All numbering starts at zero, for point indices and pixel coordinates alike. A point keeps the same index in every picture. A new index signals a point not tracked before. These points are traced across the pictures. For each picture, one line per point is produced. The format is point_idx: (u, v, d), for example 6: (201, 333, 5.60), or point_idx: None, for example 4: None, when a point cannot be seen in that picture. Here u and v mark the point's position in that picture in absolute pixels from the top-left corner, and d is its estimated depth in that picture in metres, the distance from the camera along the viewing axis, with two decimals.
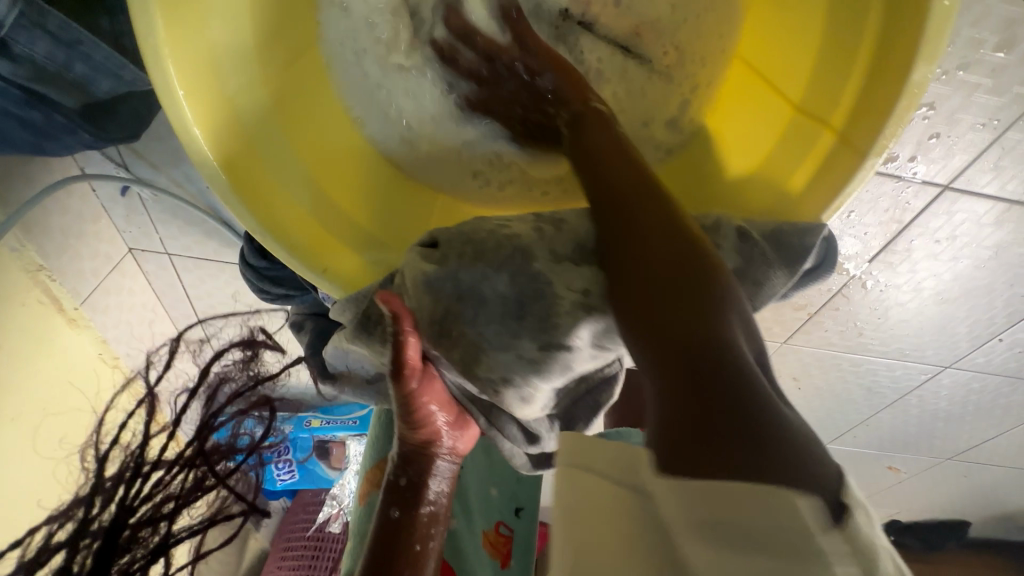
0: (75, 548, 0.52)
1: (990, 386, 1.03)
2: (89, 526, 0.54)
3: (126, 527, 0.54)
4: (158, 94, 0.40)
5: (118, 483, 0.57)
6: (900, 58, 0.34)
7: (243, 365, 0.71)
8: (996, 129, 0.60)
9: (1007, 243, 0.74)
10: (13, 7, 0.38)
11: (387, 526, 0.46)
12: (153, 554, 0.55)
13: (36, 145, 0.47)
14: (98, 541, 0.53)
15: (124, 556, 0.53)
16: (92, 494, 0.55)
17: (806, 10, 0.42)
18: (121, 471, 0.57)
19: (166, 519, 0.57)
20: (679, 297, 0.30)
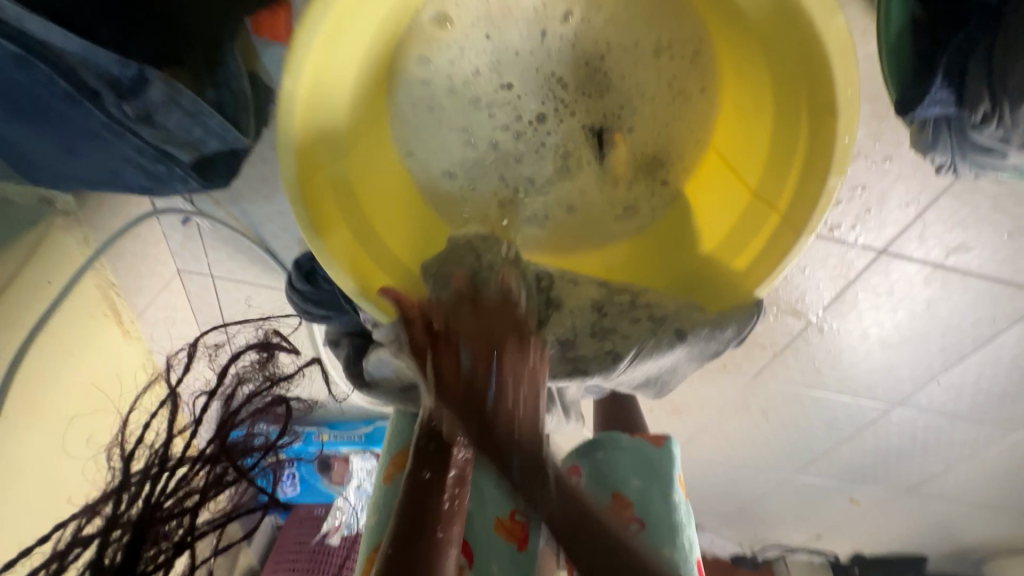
0: (103, 544, 0.43)
1: (934, 424, 1.17)
2: (118, 519, 0.45)
3: (152, 522, 0.46)
4: (279, 148, 0.49)
5: (142, 480, 0.48)
6: (821, 166, 0.47)
7: (259, 365, 0.61)
8: (917, 207, 0.75)
9: (935, 299, 0.88)
10: (163, 88, 0.50)
11: (418, 483, 0.50)
12: (178, 547, 0.46)
13: (150, 188, 0.58)
14: (127, 536, 0.44)
15: (149, 548, 0.45)
16: (119, 486, 0.47)
17: (753, 120, 0.55)
18: (145, 467, 0.48)
19: (189, 514, 0.48)
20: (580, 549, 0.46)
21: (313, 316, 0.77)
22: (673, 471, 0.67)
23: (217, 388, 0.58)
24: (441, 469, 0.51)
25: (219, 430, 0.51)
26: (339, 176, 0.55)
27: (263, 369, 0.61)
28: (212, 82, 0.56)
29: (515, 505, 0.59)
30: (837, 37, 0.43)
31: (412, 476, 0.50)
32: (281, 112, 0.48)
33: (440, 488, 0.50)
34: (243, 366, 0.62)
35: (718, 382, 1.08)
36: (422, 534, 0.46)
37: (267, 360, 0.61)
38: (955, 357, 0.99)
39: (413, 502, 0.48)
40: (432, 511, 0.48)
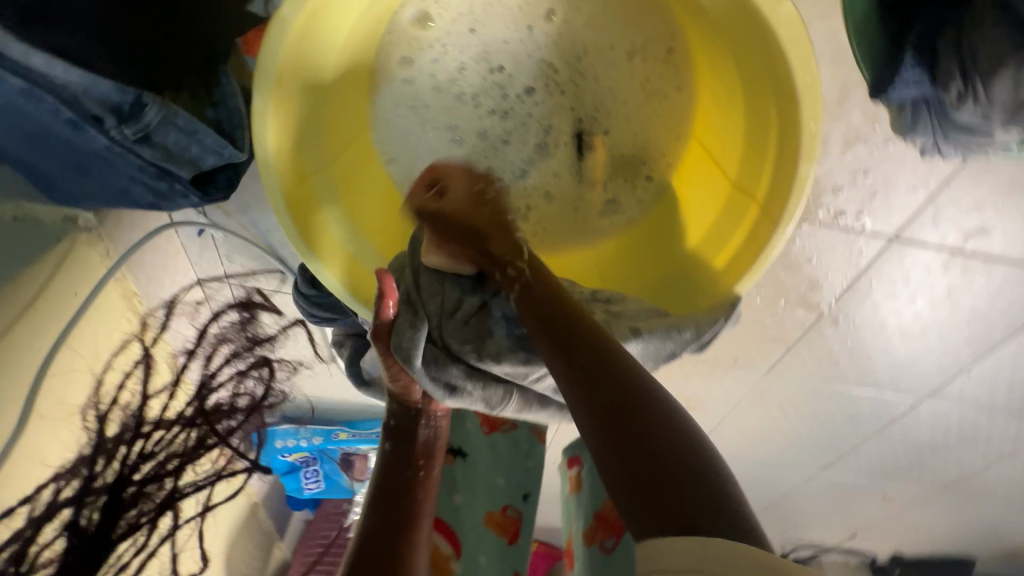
0: (82, 503, 0.50)
1: (969, 418, 1.10)
2: (96, 483, 0.51)
3: (132, 484, 0.52)
4: (258, 159, 0.51)
5: (121, 442, 0.54)
6: (792, 154, 0.47)
7: (239, 330, 0.66)
8: (927, 190, 0.72)
9: (956, 287, 0.84)
10: (159, 110, 0.53)
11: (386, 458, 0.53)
12: (160, 508, 0.52)
13: (155, 204, 0.62)
14: (104, 497, 0.51)
15: (131, 511, 0.51)
16: (97, 451, 0.53)
17: (730, 110, 0.54)
18: (123, 432, 0.54)
19: (171, 475, 0.54)
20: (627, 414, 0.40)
21: (317, 318, 0.80)
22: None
23: (195, 354, 0.63)
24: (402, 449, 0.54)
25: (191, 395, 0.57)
26: (322, 186, 0.57)
27: (240, 333, 0.66)
28: (210, 101, 0.61)
29: (506, 500, 0.62)
30: (785, 24, 0.43)
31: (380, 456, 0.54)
32: (257, 124, 0.49)
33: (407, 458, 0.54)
34: (219, 332, 0.66)
35: (731, 376, 1.05)
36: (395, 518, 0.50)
37: (245, 325, 0.66)
38: (986, 347, 0.94)
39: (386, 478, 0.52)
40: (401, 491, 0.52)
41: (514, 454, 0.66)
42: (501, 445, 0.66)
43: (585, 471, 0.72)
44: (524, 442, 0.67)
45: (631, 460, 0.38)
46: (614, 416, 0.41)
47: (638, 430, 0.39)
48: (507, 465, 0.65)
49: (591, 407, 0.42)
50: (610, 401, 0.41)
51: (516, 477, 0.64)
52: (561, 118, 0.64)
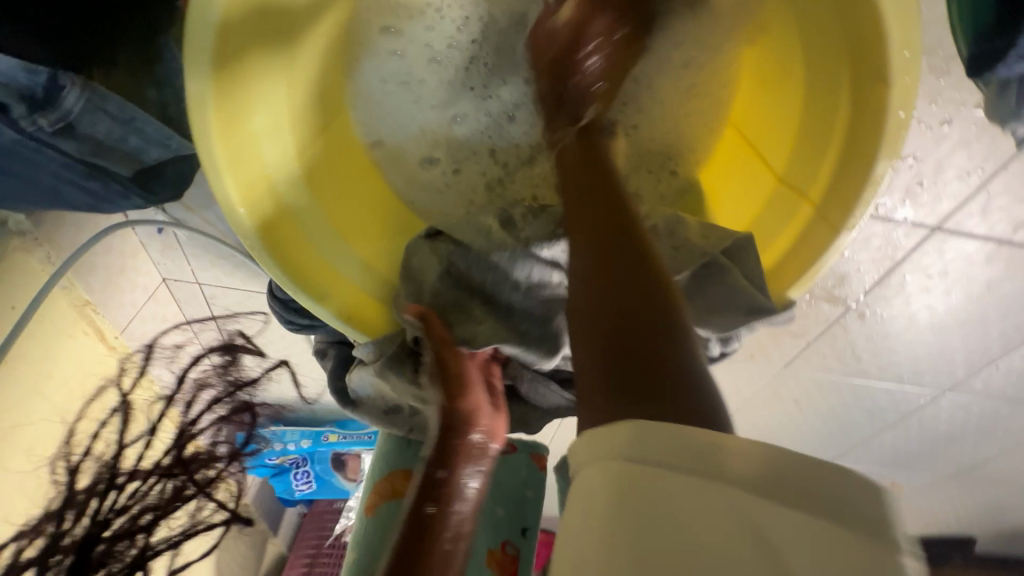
0: (44, 567, 0.40)
1: (990, 409, 1.06)
2: (61, 541, 0.42)
3: (100, 542, 0.42)
4: (202, 158, 0.41)
5: (91, 496, 0.44)
6: (865, 147, 0.39)
7: (223, 368, 0.56)
8: (981, 176, 0.63)
9: (998, 279, 0.77)
10: (81, 94, 0.44)
11: (419, 519, 0.45)
12: (130, 568, 0.42)
13: (92, 206, 0.53)
14: (71, 557, 0.41)
15: (97, 574, 0.41)
16: (63, 506, 0.43)
17: (785, 92, 0.46)
18: (92, 484, 0.45)
19: (144, 532, 0.44)
20: (613, 279, 0.37)
21: (297, 326, 0.71)
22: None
23: (177, 395, 0.53)
24: (443, 501, 0.47)
25: (174, 440, 0.47)
26: (289, 187, 0.48)
27: (226, 372, 0.56)
28: (152, 81, 0.51)
29: (507, 535, 0.57)
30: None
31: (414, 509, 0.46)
32: (198, 114, 0.39)
33: (440, 525, 0.46)
34: (205, 369, 0.56)
35: (745, 372, 0.99)
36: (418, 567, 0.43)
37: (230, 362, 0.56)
38: (1019, 340, 0.87)
39: (413, 531, 0.45)
40: (430, 547, 0.44)
41: (512, 479, 0.61)
42: (501, 470, 0.61)
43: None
44: (523, 467, 0.62)
45: (607, 335, 0.35)
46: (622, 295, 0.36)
47: (636, 313, 0.35)
48: (506, 494, 0.60)
49: (601, 275, 0.38)
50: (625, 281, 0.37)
51: (515, 508, 0.59)
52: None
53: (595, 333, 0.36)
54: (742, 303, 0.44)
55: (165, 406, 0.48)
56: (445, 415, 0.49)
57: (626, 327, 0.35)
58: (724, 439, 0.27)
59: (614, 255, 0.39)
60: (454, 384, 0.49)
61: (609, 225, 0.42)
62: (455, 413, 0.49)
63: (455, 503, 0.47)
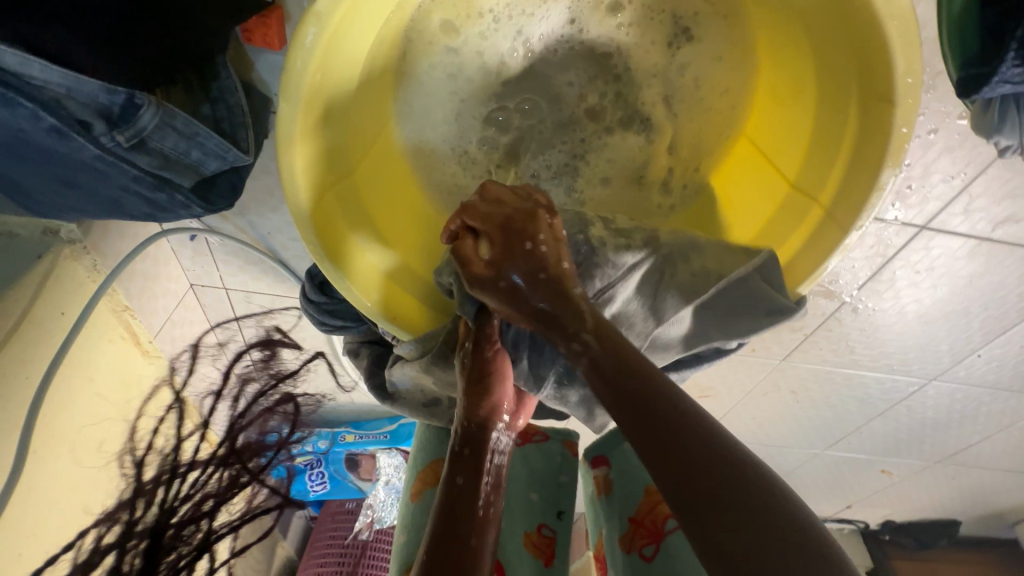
0: (123, 550, 0.48)
1: (973, 395, 1.13)
2: (135, 526, 0.49)
3: (169, 527, 0.50)
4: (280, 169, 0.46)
5: (157, 485, 0.52)
6: (871, 159, 0.45)
7: (262, 364, 0.66)
8: (963, 180, 0.70)
9: (979, 273, 0.83)
10: (153, 113, 0.47)
11: (453, 488, 0.49)
12: (198, 550, 0.50)
13: (150, 215, 0.56)
14: (145, 541, 0.49)
15: (169, 554, 0.49)
16: (136, 495, 0.51)
17: (796, 108, 0.51)
18: (158, 474, 0.53)
19: (207, 516, 0.52)
20: (725, 519, 0.33)
21: (329, 327, 0.75)
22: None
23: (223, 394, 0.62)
24: (473, 473, 0.50)
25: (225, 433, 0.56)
26: (344, 197, 0.52)
27: (265, 368, 0.66)
28: (206, 98, 0.54)
29: (543, 519, 0.61)
30: (900, 18, 0.39)
31: (447, 484, 0.50)
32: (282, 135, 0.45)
33: (474, 493, 0.49)
34: (246, 366, 0.66)
35: (746, 364, 1.04)
36: (463, 540, 0.46)
37: (267, 360, 0.66)
38: (998, 330, 0.94)
39: (449, 507, 0.48)
40: (470, 515, 0.47)
41: (546, 466, 0.65)
42: (534, 458, 0.66)
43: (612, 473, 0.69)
44: (557, 455, 0.66)
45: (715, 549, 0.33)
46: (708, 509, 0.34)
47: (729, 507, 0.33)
48: (539, 480, 0.64)
49: (705, 513, 0.34)
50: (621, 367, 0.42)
51: (549, 493, 0.63)
52: (601, 100, 0.60)
53: None
54: (761, 304, 0.49)
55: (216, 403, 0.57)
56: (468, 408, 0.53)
57: None
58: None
59: (699, 496, 0.35)
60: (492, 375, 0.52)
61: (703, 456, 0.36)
62: (474, 407, 0.53)
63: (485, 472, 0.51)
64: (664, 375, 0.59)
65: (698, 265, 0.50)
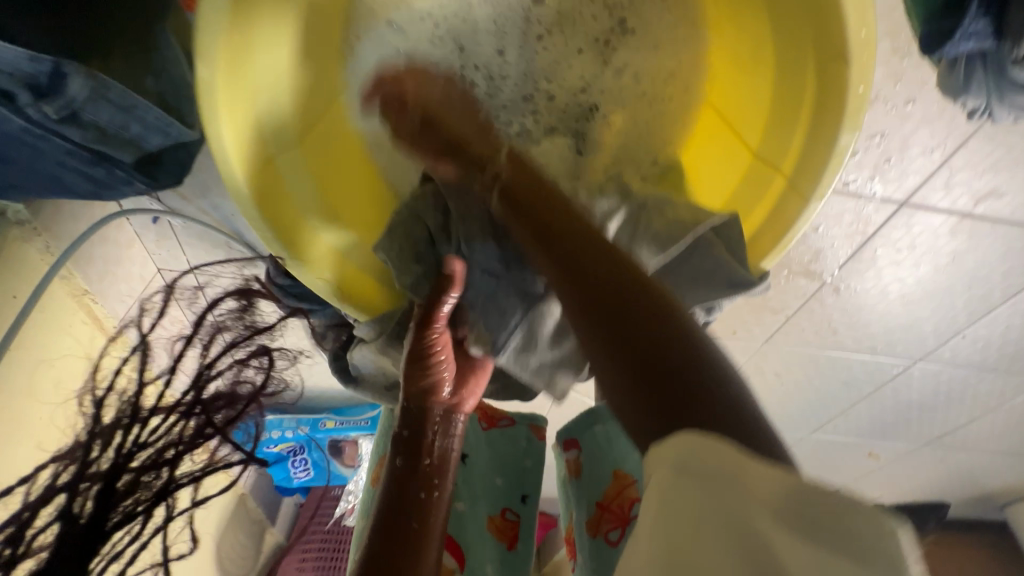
0: (74, 493, 0.41)
1: (958, 377, 1.11)
2: (89, 468, 0.43)
3: (127, 471, 0.43)
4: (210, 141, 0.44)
5: (115, 429, 0.45)
6: (829, 124, 0.43)
7: (238, 313, 0.58)
8: (943, 153, 0.68)
9: (961, 251, 0.81)
10: (84, 83, 0.45)
11: (396, 473, 0.49)
12: (157, 499, 0.44)
13: (95, 193, 0.54)
14: (99, 484, 0.42)
15: (125, 501, 0.43)
16: (89, 436, 0.44)
17: (756, 75, 0.49)
18: (117, 417, 0.45)
19: (168, 465, 0.45)
20: (614, 321, 0.36)
21: (295, 310, 0.73)
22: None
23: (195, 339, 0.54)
24: (413, 455, 0.50)
25: (193, 381, 0.48)
26: (289, 172, 0.50)
27: (242, 317, 0.58)
28: (149, 70, 0.51)
29: (505, 504, 0.60)
30: None
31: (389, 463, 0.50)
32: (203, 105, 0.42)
33: (416, 476, 0.49)
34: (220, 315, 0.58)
35: (728, 347, 1.03)
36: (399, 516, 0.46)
37: (246, 308, 0.57)
38: (982, 309, 0.93)
39: (396, 488, 0.48)
40: (410, 493, 0.48)
41: (512, 450, 0.64)
42: (498, 443, 0.64)
43: (583, 456, 0.67)
44: (523, 438, 0.65)
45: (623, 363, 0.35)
46: (634, 331, 0.35)
47: (622, 316, 0.36)
48: (503, 464, 0.63)
49: (625, 357, 0.35)
50: (612, 297, 0.37)
51: (514, 476, 0.63)
52: None
53: (620, 376, 0.35)
54: (720, 274, 0.47)
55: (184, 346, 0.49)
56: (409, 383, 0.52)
57: (651, 372, 0.33)
58: (742, 467, 0.26)
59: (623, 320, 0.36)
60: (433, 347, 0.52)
61: (637, 318, 0.36)
62: (416, 378, 0.52)
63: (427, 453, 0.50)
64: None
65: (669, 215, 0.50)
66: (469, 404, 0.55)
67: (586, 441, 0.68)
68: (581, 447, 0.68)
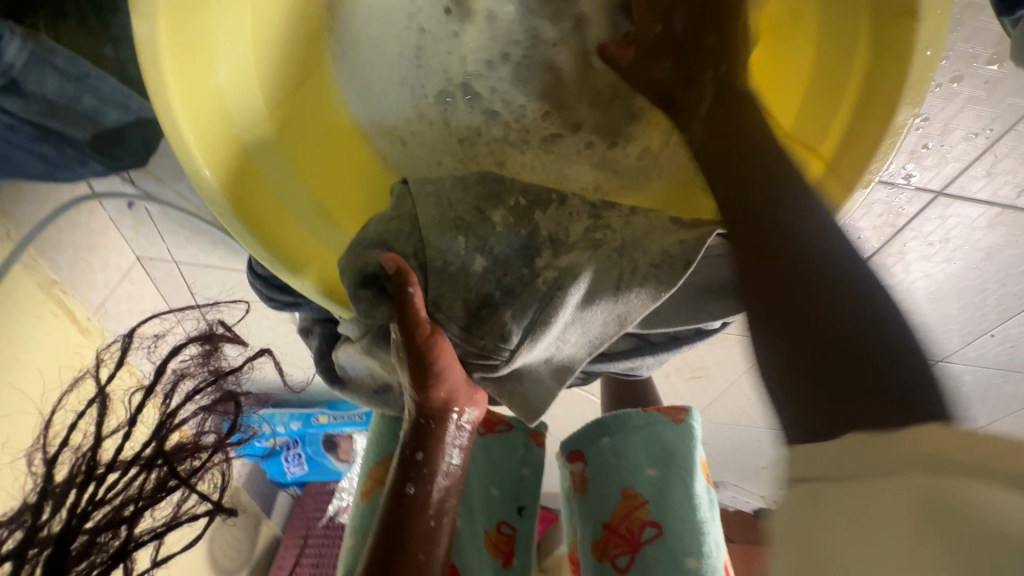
0: (20, 562, 0.41)
1: (982, 378, 1.06)
2: (38, 534, 0.42)
3: (81, 534, 0.43)
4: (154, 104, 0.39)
5: (70, 488, 0.45)
6: (886, 98, 0.38)
7: (202, 358, 0.56)
8: (989, 137, 0.61)
9: (998, 245, 0.75)
10: (24, 48, 0.39)
11: (402, 496, 0.42)
12: (114, 559, 0.44)
13: (49, 174, 0.49)
14: (48, 550, 0.42)
15: (80, 564, 0.42)
16: (39, 498, 0.44)
17: (797, 46, 0.44)
18: (71, 474, 0.45)
19: (127, 523, 0.45)
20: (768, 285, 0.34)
21: (280, 304, 0.68)
22: (690, 453, 0.62)
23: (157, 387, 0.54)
24: (427, 478, 0.43)
25: (155, 431, 0.48)
26: (258, 154, 0.45)
27: (206, 362, 0.56)
28: (108, 35, 0.46)
29: (501, 516, 0.56)
30: None
31: (395, 491, 0.43)
32: (144, 50, 0.37)
33: (424, 501, 0.43)
34: (183, 360, 0.56)
35: (740, 344, 0.98)
36: (400, 558, 0.40)
37: (210, 353, 0.56)
38: (1015, 308, 0.87)
39: (398, 516, 0.42)
40: (415, 528, 0.42)
41: (508, 459, 0.59)
42: (495, 449, 0.59)
43: (589, 470, 0.63)
44: (520, 447, 0.60)
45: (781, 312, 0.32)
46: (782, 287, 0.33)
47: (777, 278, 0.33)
48: (502, 472, 0.58)
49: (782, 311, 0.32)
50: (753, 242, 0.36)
51: (511, 487, 0.58)
52: None
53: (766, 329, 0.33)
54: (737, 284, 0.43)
55: (144, 398, 0.49)
56: (423, 398, 0.44)
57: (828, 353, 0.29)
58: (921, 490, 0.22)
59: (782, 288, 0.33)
60: (432, 363, 0.42)
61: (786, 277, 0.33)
62: (428, 396, 0.44)
63: (438, 477, 0.44)
64: (640, 359, 0.52)
65: (656, 253, 0.40)
66: (475, 417, 0.48)
67: (593, 455, 0.63)
68: (588, 460, 0.64)
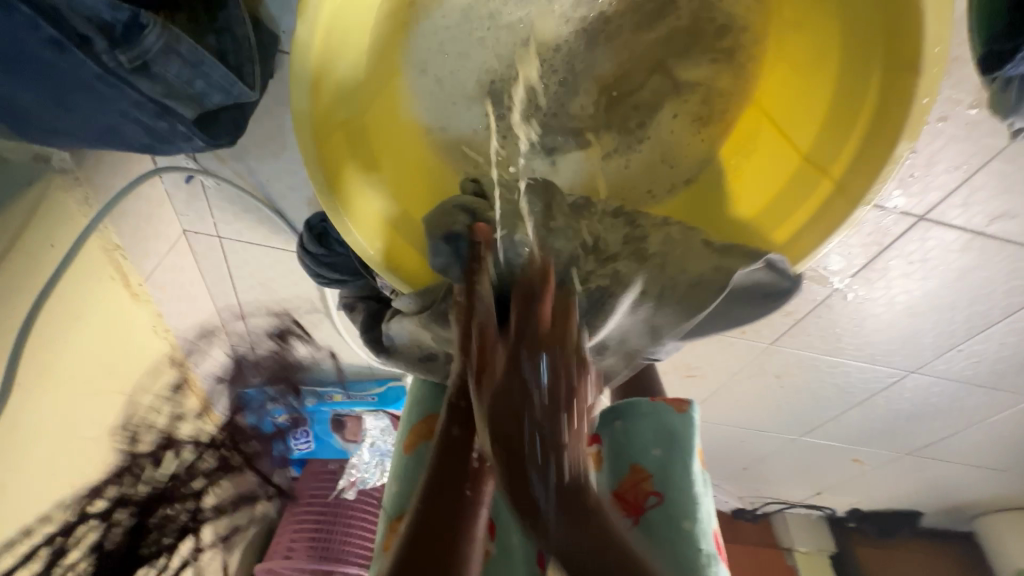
0: (114, 522, 0.50)
1: (949, 390, 1.16)
2: (127, 501, 0.52)
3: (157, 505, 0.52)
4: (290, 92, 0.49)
5: (152, 466, 0.55)
6: (888, 135, 0.47)
7: (262, 362, 0.73)
8: (966, 171, 0.70)
9: (969, 268, 0.85)
10: (159, 35, 0.45)
11: (448, 443, 0.47)
12: (182, 532, 0.51)
13: (148, 146, 0.54)
14: (133, 517, 0.50)
15: (155, 530, 0.50)
16: (128, 469, 0.55)
17: (816, 84, 0.52)
18: (152, 456, 0.55)
19: (192, 499, 0.53)
20: None
21: (327, 280, 0.74)
22: (692, 440, 0.61)
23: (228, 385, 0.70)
24: (470, 429, 0.48)
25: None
26: (354, 143, 0.55)
27: (265, 365, 0.73)
28: (212, 28, 0.50)
29: None
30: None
31: (443, 433, 0.49)
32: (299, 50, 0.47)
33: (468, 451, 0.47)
34: (250, 364, 0.73)
35: (735, 346, 1.06)
36: (448, 488, 0.44)
37: (269, 356, 0.73)
38: (981, 326, 0.97)
39: (443, 458, 0.46)
40: (462, 468, 0.46)
41: None
42: None
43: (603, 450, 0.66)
44: None
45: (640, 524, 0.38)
46: None
47: None
48: None
49: None
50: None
51: None
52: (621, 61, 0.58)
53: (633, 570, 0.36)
54: (757, 289, 0.54)
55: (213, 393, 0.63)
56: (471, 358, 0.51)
57: None
58: None
59: None
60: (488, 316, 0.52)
61: None
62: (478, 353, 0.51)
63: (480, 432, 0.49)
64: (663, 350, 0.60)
65: (694, 271, 0.52)
66: None
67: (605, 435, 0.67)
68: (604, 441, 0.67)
